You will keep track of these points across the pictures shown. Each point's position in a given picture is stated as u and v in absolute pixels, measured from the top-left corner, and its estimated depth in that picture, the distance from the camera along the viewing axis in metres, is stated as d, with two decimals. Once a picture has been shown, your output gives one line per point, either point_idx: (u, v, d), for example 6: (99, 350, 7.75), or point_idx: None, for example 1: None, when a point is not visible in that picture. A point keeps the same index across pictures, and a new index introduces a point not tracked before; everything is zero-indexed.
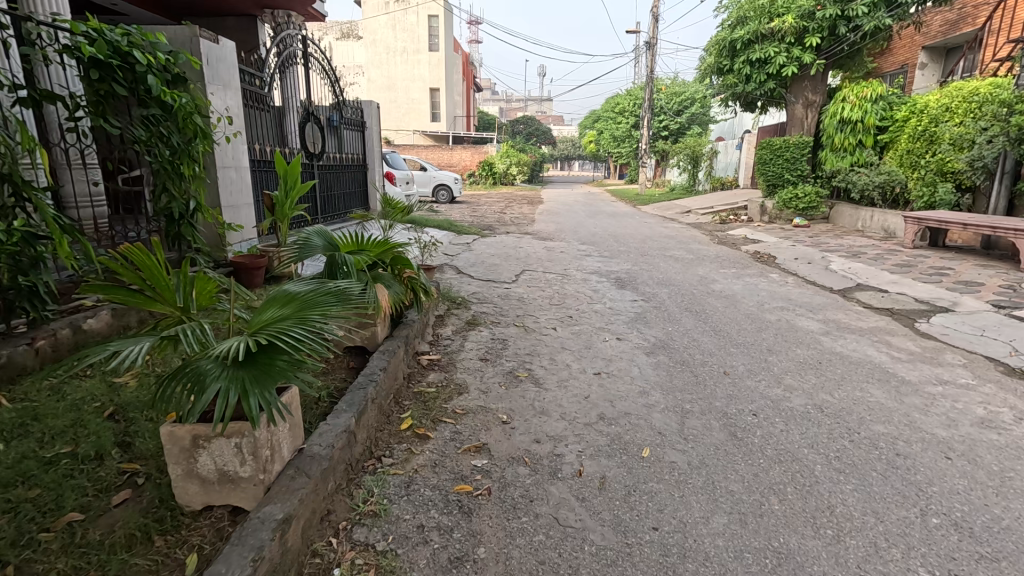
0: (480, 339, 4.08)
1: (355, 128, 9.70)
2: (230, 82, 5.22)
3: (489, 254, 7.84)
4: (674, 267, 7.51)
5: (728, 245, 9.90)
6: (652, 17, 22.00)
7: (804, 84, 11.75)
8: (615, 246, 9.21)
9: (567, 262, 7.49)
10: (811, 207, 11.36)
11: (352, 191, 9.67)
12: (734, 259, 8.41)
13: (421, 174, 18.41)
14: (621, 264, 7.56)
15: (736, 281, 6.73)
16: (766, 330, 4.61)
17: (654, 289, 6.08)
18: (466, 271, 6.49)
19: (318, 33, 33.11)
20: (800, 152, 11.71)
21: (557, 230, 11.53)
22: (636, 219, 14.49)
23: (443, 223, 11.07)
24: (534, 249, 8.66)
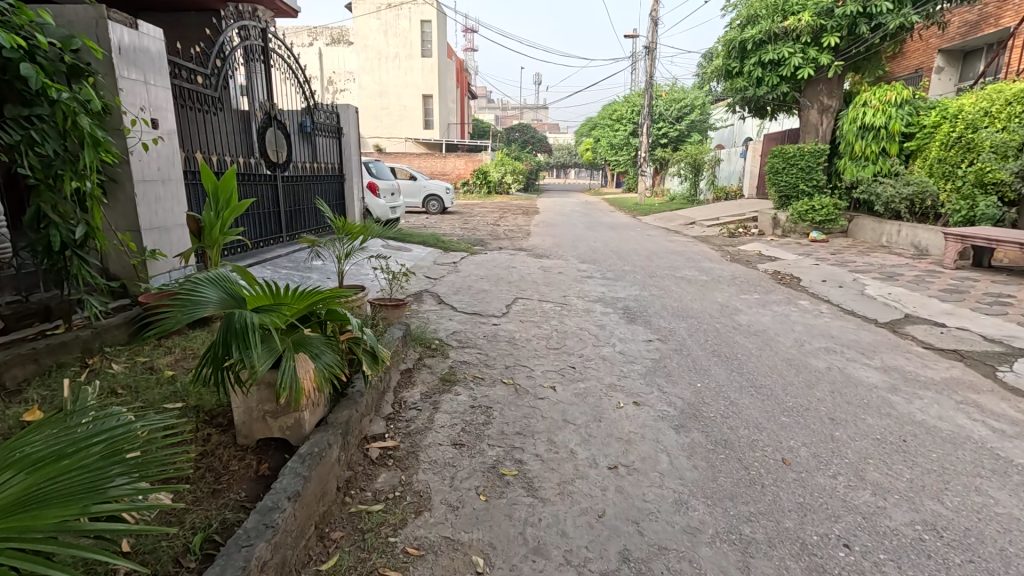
0: (456, 407, 3.12)
1: (331, 135, 8.77)
2: (155, 77, 4.26)
3: (477, 278, 6.88)
4: (688, 291, 6.59)
5: (743, 262, 9.01)
6: (651, 22, 21.29)
7: (819, 89, 10.91)
8: (619, 265, 8.28)
9: (566, 286, 6.56)
10: (829, 219, 10.50)
11: (328, 205, 8.73)
12: (753, 281, 7.50)
13: (411, 184, 17.52)
14: (628, 288, 6.63)
15: (763, 309, 5.80)
16: (819, 386, 3.66)
17: (670, 323, 5.14)
18: (448, 302, 5.53)
19: (308, 38, 32.33)
20: (815, 160, 10.88)
21: (554, 245, 10.60)
22: (637, 232, 13.61)
23: (429, 238, 10.12)
24: (528, 269, 7.70)
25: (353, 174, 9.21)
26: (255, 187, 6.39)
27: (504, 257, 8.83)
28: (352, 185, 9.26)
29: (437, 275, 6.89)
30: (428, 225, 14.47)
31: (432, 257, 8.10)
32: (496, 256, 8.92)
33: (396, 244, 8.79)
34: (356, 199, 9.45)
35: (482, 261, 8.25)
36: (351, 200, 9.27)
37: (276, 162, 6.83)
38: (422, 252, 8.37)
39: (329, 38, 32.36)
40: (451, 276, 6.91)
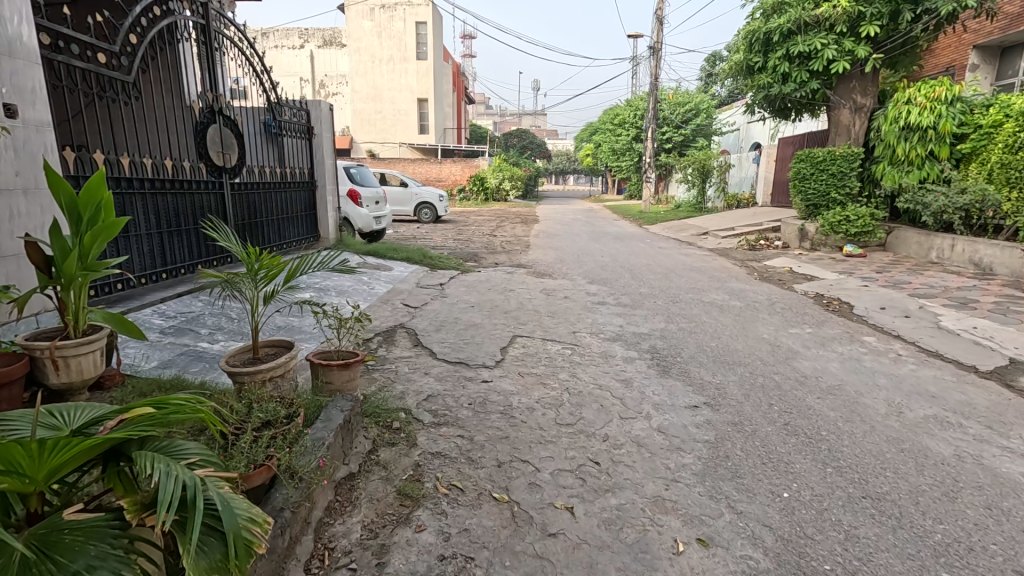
0: (412, 564, 1.91)
1: (299, 135, 7.58)
2: (10, 44, 3.06)
3: (466, 307, 5.68)
4: (723, 323, 5.40)
5: (775, 282, 7.84)
6: (656, 22, 20.27)
7: (853, 86, 9.79)
8: (634, 287, 7.10)
9: (575, 318, 5.36)
10: (866, 231, 9.34)
11: (296, 216, 7.51)
12: (795, 307, 6.32)
13: (401, 192, 16.42)
14: (650, 319, 5.44)
15: (824, 350, 4.62)
16: (966, 494, 2.47)
17: (713, 374, 3.95)
18: (426, 344, 4.33)
19: (299, 40, 31.27)
20: (848, 165, 9.74)
21: (557, 260, 9.42)
22: (647, 243, 12.46)
23: (416, 252, 8.94)
24: (528, 293, 6.50)
25: (326, 180, 8.01)
26: (196, 197, 5.18)
27: (500, 276, 7.63)
28: (327, 193, 8.06)
29: (418, 303, 5.70)
30: (418, 235, 13.28)
31: (415, 278, 6.92)
32: (489, 275, 7.73)
33: (377, 262, 7.58)
34: (333, 209, 8.24)
35: (474, 282, 7.06)
36: (325, 210, 8.05)
37: (225, 166, 5.62)
38: (406, 272, 7.20)
39: (321, 40, 31.32)
40: (435, 304, 5.72)
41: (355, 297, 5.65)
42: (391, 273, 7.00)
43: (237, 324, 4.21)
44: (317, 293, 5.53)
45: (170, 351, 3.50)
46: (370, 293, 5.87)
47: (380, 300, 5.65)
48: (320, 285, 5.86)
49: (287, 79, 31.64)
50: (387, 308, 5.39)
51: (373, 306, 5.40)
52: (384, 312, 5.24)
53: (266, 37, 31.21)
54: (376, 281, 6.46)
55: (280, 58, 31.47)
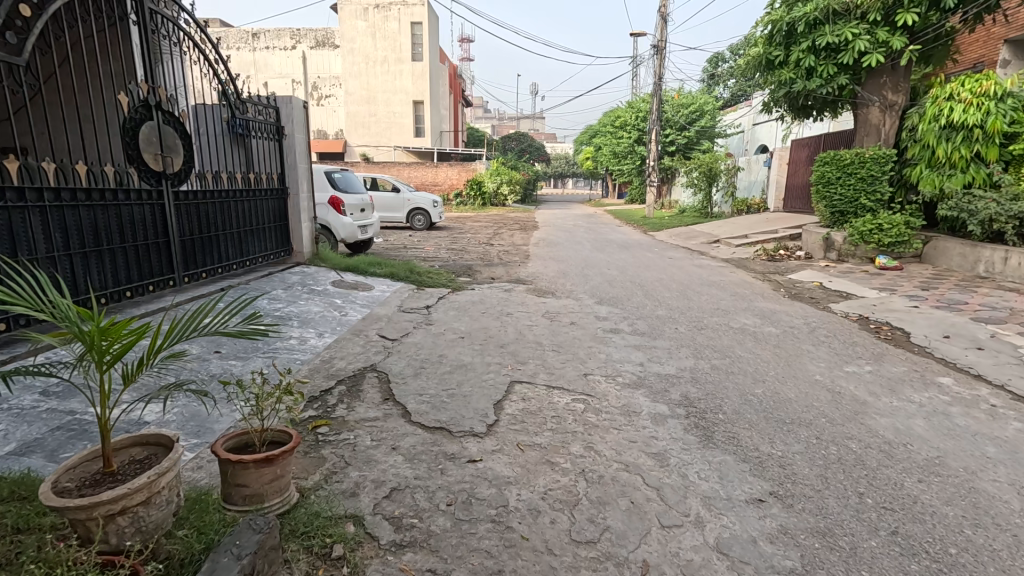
0: None
1: (268, 137, 6.66)
2: None
3: (454, 339, 4.76)
4: (762, 359, 4.50)
5: (807, 300, 6.94)
6: (659, 19, 19.45)
7: (883, 81, 8.92)
8: (650, 308, 6.21)
9: (585, 354, 4.44)
10: (901, 240, 8.47)
11: (263, 228, 6.58)
12: (839, 334, 5.41)
13: (393, 197, 15.56)
14: (674, 355, 4.53)
15: (898, 398, 3.71)
16: None
17: (770, 441, 3.04)
18: (399, 398, 3.41)
19: (291, 41, 30.35)
20: (879, 168, 8.87)
21: (559, 274, 8.50)
22: (656, 253, 11.54)
23: (403, 266, 8.03)
24: (527, 317, 5.59)
25: (301, 187, 7.08)
26: (123, 209, 4.26)
27: (495, 296, 6.71)
28: (301, 201, 7.13)
29: (396, 334, 4.77)
30: (409, 245, 12.36)
31: (397, 300, 6.00)
32: (483, 293, 6.81)
33: (358, 281, 6.66)
34: (307, 219, 7.31)
35: (465, 304, 6.14)
36: (298, 220, 7.11)
37: (164, 172, 4.72)
38: (387, 292, 6.28)
39: (313, 41, 30.40)
40: (416, 335, 4.80)
41: (321, 326, 4.72)
42: (369, 294, 6.08)
43: (156, 378, 3.27)
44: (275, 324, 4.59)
45: (43, 425, 2.56)
46: (340, 321, 4.95)
47: (351, 331, 4.72)
48: (281, 311, 4.95)
49: (279, 81, 30.74)
50: (357, 342, 4.47)
51: (341, 339, 4.49)
52: (353, 348, 4.32)
53: (257, 38, 30.29)
54: (350, 305, 5.55)
55: (271, 60, 30.58)
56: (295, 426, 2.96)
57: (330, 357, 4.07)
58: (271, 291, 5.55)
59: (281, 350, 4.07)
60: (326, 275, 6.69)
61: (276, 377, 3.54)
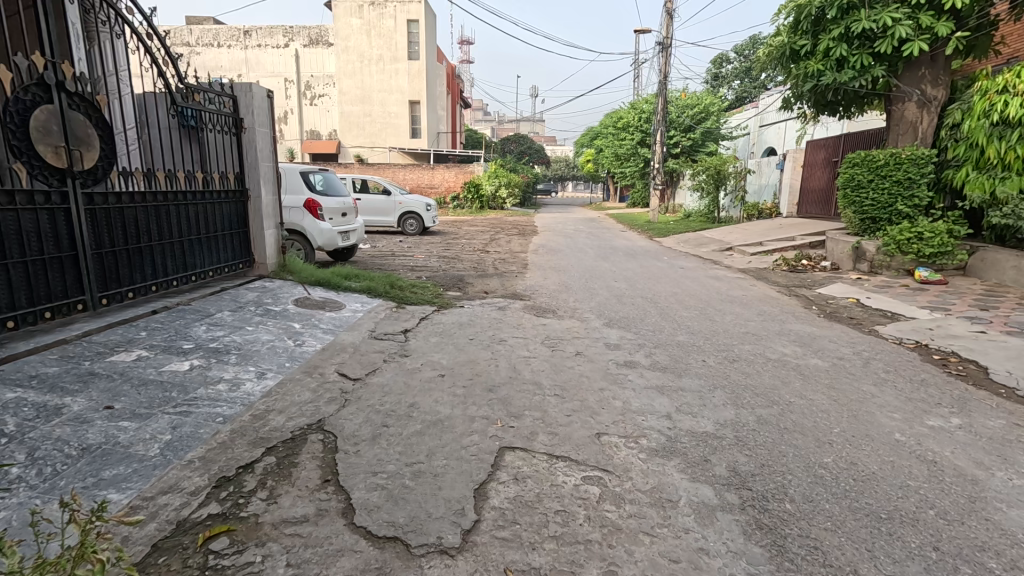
0: None
1: (224, 131, 5.72)
2: None
3: (431, 378, 3.82)
4: (818, 407, 3.57)
5: (847, 321, 6.02)
6: (665, 14, 18.56)
7: (922, 73, 8.03)
8: (669, 333, 5.27)
9: (595, 402, 3.51)
10: (944, 250, 7.57)
11: (217, 236, 5.64)
12: (899, 367, 4.49)
13: (383, 200, 14.66)
14: (708, 402, 3.60)
15: (1016, 471, 2.79)
16: None
17: (874, 559, 2.10)
18: (344, 480, 2.47)
19: (284, 38, 29.42)
20: (917, 170, 7.98)
21: (560, 287, 7.57)
22: (665, 262, 10.61)
23: (385, 278, 7.10)
24: (524, 346, 4.65)
25: (263, 189, 6.14)
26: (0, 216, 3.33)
27: (487, 316, 5.78)
28: (264, 205, 6.18)
29: (359, 373, 3.83)
30: (397, 252, 11.41)
31: (370, 323, 5.07)
32: (473, 313, 5.88)
33: (327, 298, 5.73)
34: (272, 226, 6.36)
35: (450, 328, 5.20)
36: (260, 227, 6.16)
37: (68, 170, 3.79)
38: (359, 313, 5.35)
39: (306, 39, 29.44)
40: (385, 374, 3.86)
41: (265, 363, 3.76)
42: (337, 316, 5.14)
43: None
44: (206, 360, 3.63)
45: None
46: (293, 355, 4.00)
47: (302, 368, 3.78)
48: (219, 341, 4.00)
49: (271, 80, 29.81)
50: (307, 385, 3.53)
51: (287, 380, 3.55)
52: (298, 395, 3.37)
53: (248, 35, 29.40)
54: (310, 332, 4.60)
55: (263, 58, 29.66)
56: (178, 538, 2.02)
57: (265, 409, 3.13)
58: (215, 313, 4.60)
59: (200, 400, 3.10)
60: (291, 292, 5.73)
61: (150, 466, 2.41)
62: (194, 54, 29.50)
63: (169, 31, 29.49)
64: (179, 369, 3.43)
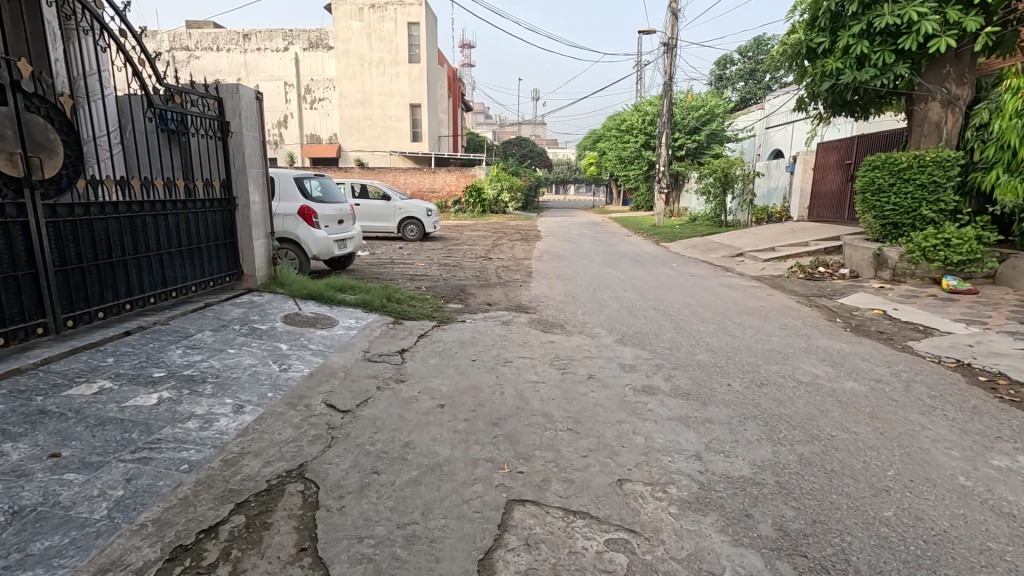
0: None
1: (209, 135, 5.35)
2: None
3: (429, 409, 3.43)
4: (864, 443, 3.17)
5: (877, 336, 5.62)
6: (670, 14, 18.21)
7: (947, 71, 7.64)
8: (687, 351, 4.88)
9: (614, 440, 3.11)
10: (973, 257, 7.15)
11: (202, 247, 5.26)
12: (945, 391, 4.09)
13: (383, 205, 14.32)
14: (740, 437, 3.20)
15: None
16: None
17: None
18: (323, 549, 2.07)
19: (283, 42, 29.15)
20: (942, 173, 7.58)
21: (567, 298, 7.18)
22: (675, 269, 10.21)
23: (383, 290, 6.71)
24: (531, 368, 4.26)
25: (252, 197, 5.75)
26: None
27: (490, 332, 5.38)
28: (254, 214, 5.80)
29: (349, 404, 3.44)
30: (397, 259, 11.05)
31: (364, 342, 4.68)
32: (475, 329, 5.48)
33: (319, 314, 5.34)
34: (262, 235, 5.98)
35: (451, 347, 4.81)
36: (249, 237, 5.78)
37: (25, 179, 3.43)
38: (352, 331, 4.95)
39: (306, 42, 29.18)
40: (377, 405, 3.47)
41: (244, 394, 3.37)
42: (328, 335, 4.75)
43: None
44: (177, 392, 3.24)
45: None
46: (277, 383, 3.60)
47: (286, 399, 3.39)
48: (195, 368, 3.61)
49: (270, 84, 29.54)
50: (290, 420, 3.14)
51: (268, 415, 3.16)
52: (279, 433, 2.98)
53: (247, 39, 29.16)
54: (299, 354, 4.21)
55: (262, 62, 29.39)
56: None
57: (239, 452, 2.74)
58: (194, 334, 4.21)
59: (164, 443, 2.70)
60: (280, 308, 5.34)
61: (91, 535, 2.03)
62: (193, 58, 29.25)
63: (168, 35, 29.26)
64: (144, 404, 3.04)
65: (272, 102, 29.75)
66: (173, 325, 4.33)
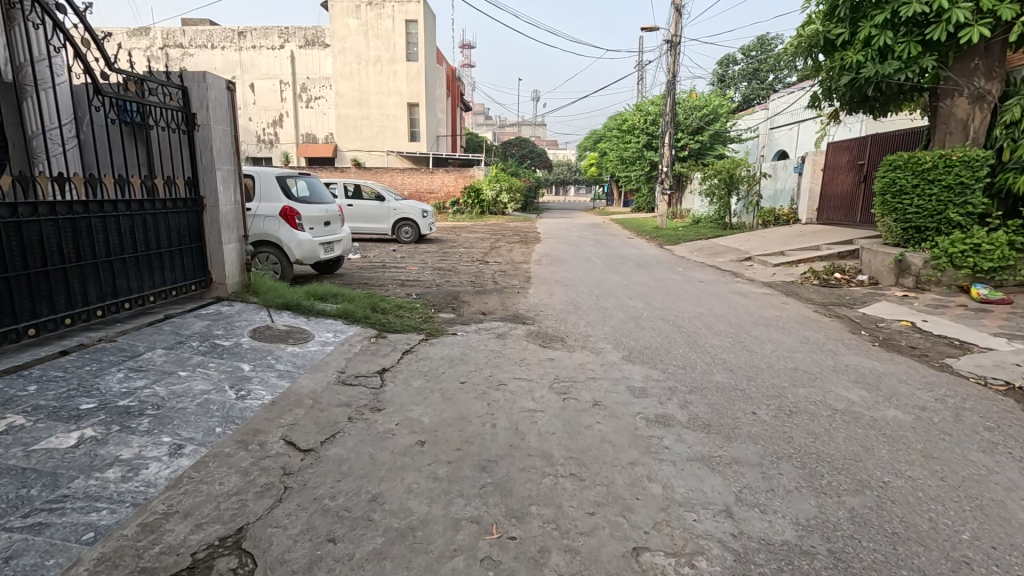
0: None
1: (173, 128, 4.82)
2: None
3: (407, 448, 2.90)
4: (926, 493, 2.64)
5: (909, 352, 5.10)
6: (674, 10, 17.71)
7: (975, 65, 7.14)
8: (703, 372, 4.36)
9: (626, 491, 2.58)
10: (1005, 264, 6.64)
11: (165, 253, 4.72)
12: (1001, 421, 3.57)
13: (377, 206, 13.81)
14: (776, 486, 2.67)
15: None
16: None
17: None
18: None
19: (279, 39, 28.61)
20: (970, 174, 7.07)
21: (568, 307, 6.66)
22: (681, 274, 9.69)
23: (369, 298, 6.18)
24: (527, 393, 3.73)
25: (221, 197, 5.22)
26: None
27: (482, 347, 4.85)
28: (223, 216, 5.27)
29: (312, 442, 2.91)
30: (389, 263, 10.52)
31: (340, 362, 4.15)
32: (467, 343, 4.96)
33: (295, 327, 4.81)
34: (234, 239, 5.45)
35: (438, 366, 4.28)
36: (219, 241, 5.24)
37: None
38: (329, 348, 4.41)
39: (302, 40, 28.64)
40: (346, 442, 2.94)
41: (187, 430, 2.83)
42: (300, 353, 4.21)
43: None
44: (105, 429, 2.71)
45: None
46: (229, 416, 3.06)
47: (237, 435, 2.87)
48: (134, 397, 3.08)
49: (266, 82, 28.99)
50: (238, 465, 2.61)
51: (211, 458, 2.63)
52: (220, 483, 2.45)
53: (243, 36, 28.66)
54: (262, 377, 3.67)
55: (257, 59, 28.83)
56: None
57: (164, 512, 2.21)
58: (143, 354, 3.68)
59: (69, 502, 2.17)
60: (250, 321, 4.81)
61: None
62: (186, 56, 28.68)
63: (161, 32, 28.67)
64: (58, 447, 2.51)
65: (268, 101, 29.21)
66: (120, 344, 3.81)
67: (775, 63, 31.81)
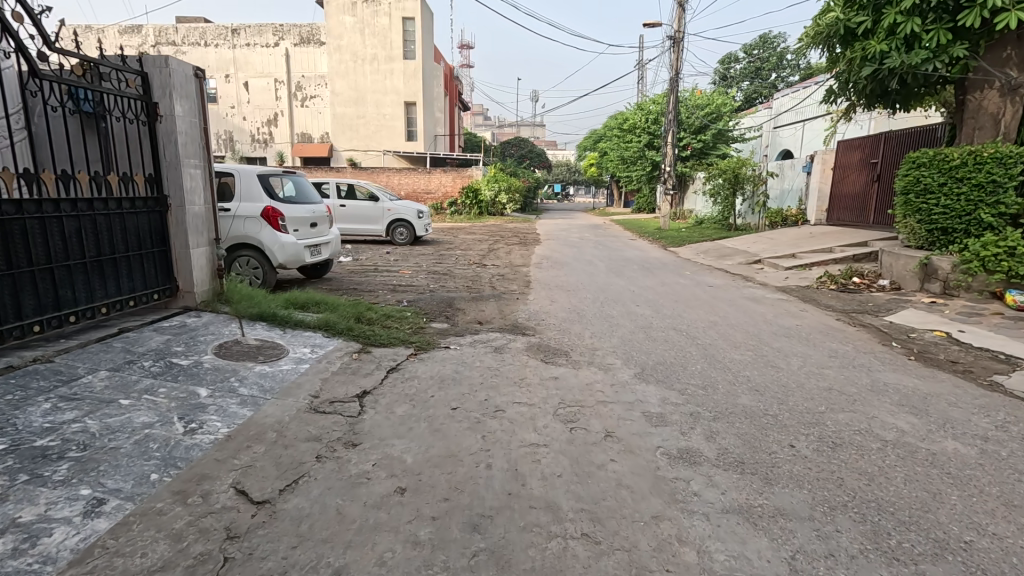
0: None
1: (132, 118, 4.30)
2: None
3: (384, 499, 2.39)
4: (1021, 559, 2.15)
5: (951, 368, 4.60)
6: (677, 5, 17.23)
7: (1008, 54, 6.65)
8: (726, 394, 3.86)
9: (653, 559, 2.08)
10: None
11: (121, 258, 4.19)
12: None
13: (371, 206, 13.31)
14: (836, 550, 2.17)
15: None
16: None
17: None
18: None
19: (273, 37, 28.06)
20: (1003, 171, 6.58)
21: (571, 316, 6.16)
22: (689, 278, 9.19)
23: (355, 306, 5.66)
24: (528, 423, 3.22)
25: (188, 196, 4.70)
26: None
27: (478, 363, 4.34)
28: (191, 217, 4.74)
29: (268, 492, 2.40)
30: (382, 267, 10.02)
31: (315, 384, 3.64)
32: (461, 359, 4.45)
33: (268, 342, 4.29)
34: (203, 243, 4.92)
35: (426, 387, 3.77)
36: (185, 245, 4.71)
37: None
38: (304, 368, 3.88)
39: (297, 37, 28.10)
40: (310, 491, 2.43)
41: (113, 480, 2.32)
42: (269, 373, 3.68)
43: None
44: (7, 481, 2.21)
45: None
46: (169, 458, 2.54)
47: (176, 485, 2.35)
48: (56, 435, 2.57)
49: (260, 80, 28.43)
50: (169, 528, 2.10)
51: (136, 518, 2.12)
52: (142, 554, 1.94)
53: (236, 34, 28.13)
54: (220, 405, 3.15)
55: (251, 57, 28.28)
56: None
57: None
58: (81, 378, 3.16)
59: None
60: (218, 335, 4.28)
61: None
62: (179, 53, 28.11)
63: (153, 29, 28.08)
64: None
65: (262, 99, 28.66)
66: (57, 365, 3.30)
67: (778, 61, 31.32)
